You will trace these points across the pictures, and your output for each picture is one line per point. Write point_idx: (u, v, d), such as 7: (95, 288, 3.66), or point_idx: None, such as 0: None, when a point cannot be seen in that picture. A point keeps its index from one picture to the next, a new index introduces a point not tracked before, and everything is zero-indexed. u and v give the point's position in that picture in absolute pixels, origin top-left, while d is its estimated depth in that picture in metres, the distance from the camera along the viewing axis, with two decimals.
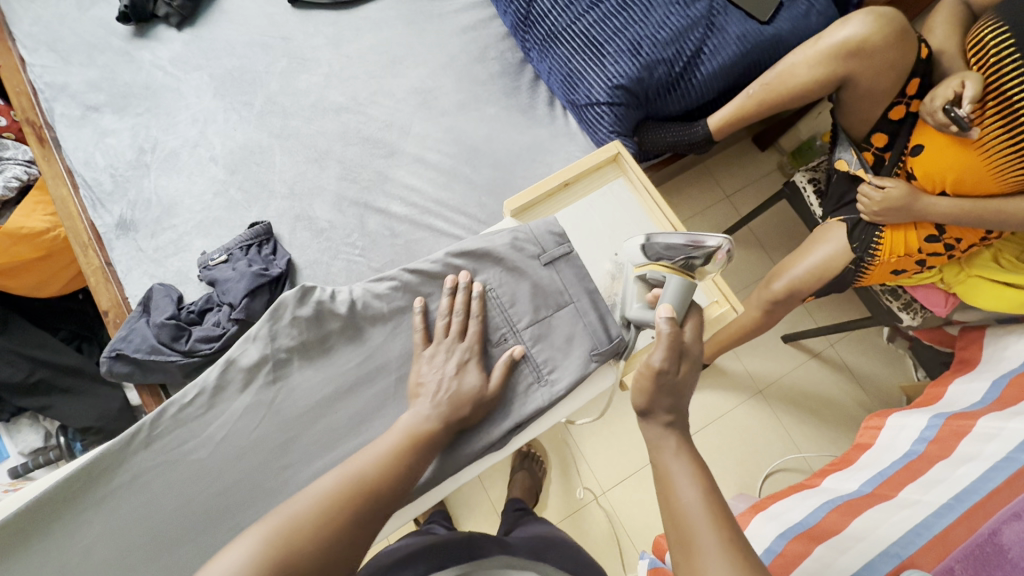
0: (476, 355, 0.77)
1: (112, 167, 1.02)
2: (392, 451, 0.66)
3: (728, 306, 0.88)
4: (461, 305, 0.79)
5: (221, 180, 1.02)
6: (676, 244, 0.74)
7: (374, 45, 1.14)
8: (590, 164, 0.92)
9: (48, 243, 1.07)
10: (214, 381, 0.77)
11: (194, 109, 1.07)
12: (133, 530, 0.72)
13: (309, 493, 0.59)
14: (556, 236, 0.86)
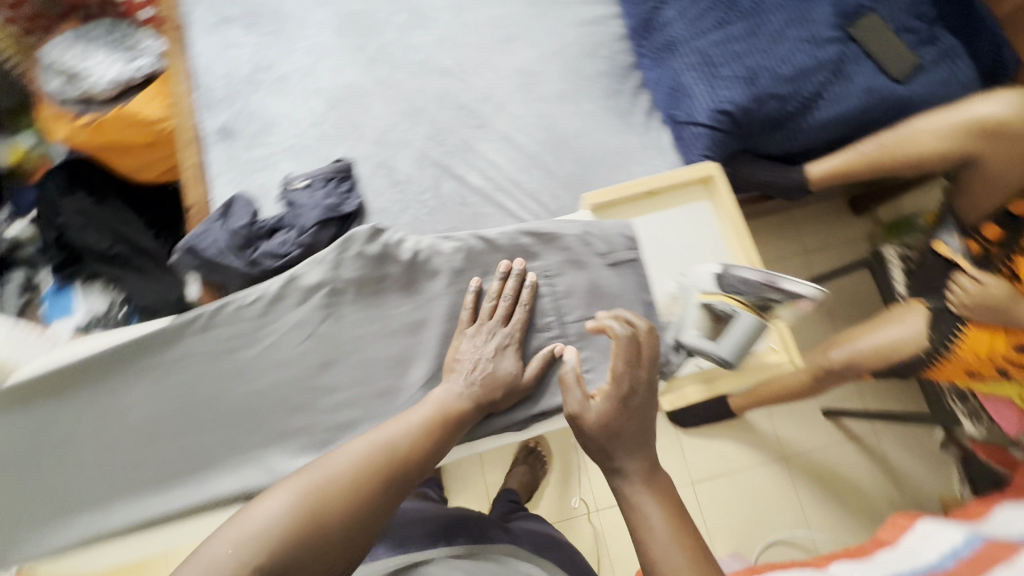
0: (516, 342, 0.78)
1: (228, 77, 1.08)
2: (424, 423, 0.68)
3: (786, 358, 0.84)
4: (514, 292, 0.79)
5: (320, 113, 1.06)
6: (751, 280, 0.78)
7: (492, 18, 1.15)
8: (682, 178, 0.91)
9: (155, 134, 1.14)
10: (275, 290, 0.81)
11: (313, 40, 1.12)
12: (169, 406, 0.78)
13: (341, 457, 0.62)
14: (627, 240, 0.85)
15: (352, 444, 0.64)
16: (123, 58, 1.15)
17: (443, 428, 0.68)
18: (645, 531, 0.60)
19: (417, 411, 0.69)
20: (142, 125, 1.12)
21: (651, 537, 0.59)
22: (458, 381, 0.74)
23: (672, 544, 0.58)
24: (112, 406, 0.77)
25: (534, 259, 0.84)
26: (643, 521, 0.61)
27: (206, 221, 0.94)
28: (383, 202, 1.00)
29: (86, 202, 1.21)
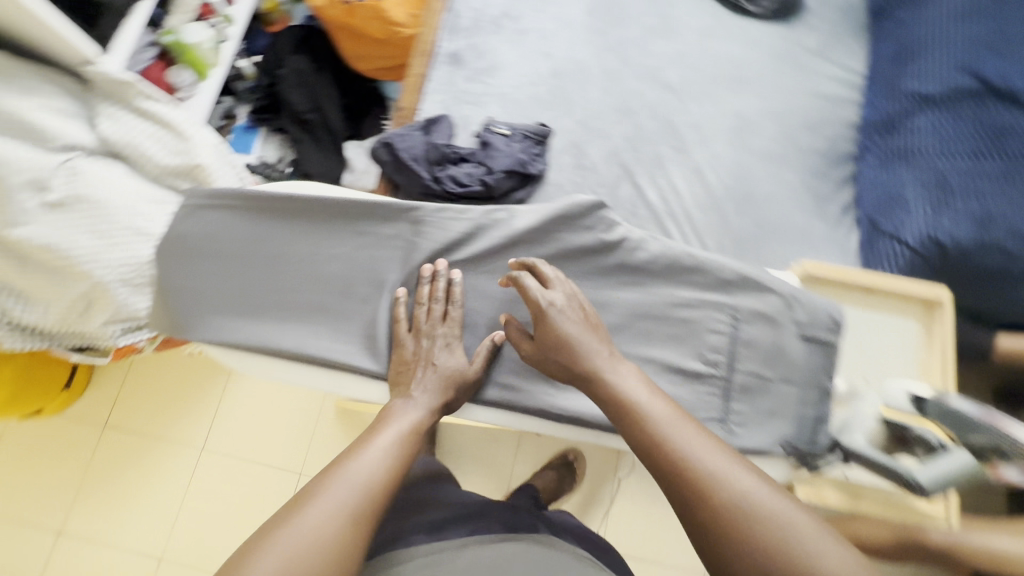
0: (457, 338, 0.78)
1: (479, 10, 1.12)
2: (390, 442, 0.65)
3: (942, 513, 0.87)
4: (440, 299, 0.79)
5: (543, 76, 1.09)
6: (969, 413, 0.78)
7: (733, 58, 1.14)
8: (909, 296, 0.95)
9: (391, 34, 1.24)
10: (485, 217, 0.82)
11: (564, 9, 1.14)
12: (343, 270, 0.83)
13: (333, 496, 0.57)
14: (833, 324, 0.79)
15: (331, 478, 0.59)
16: None
17: (408, 449, 0.65)
18: (649, 432, 0.59)
19: (382, 438, 0.65)
20: (384, 22, 1.23)
21: (658, 431, 0.59)
22: (417, 406, 0.70)
23: (679, 432, 0.58)
24: (310, 251, 0.84)
25: (723, 296, 0.78)
26: (644, 416, 0.60)
27: (407, 127, 1.01)
28: (564, 178, 1.02)
29: (304, 65, 1.32)
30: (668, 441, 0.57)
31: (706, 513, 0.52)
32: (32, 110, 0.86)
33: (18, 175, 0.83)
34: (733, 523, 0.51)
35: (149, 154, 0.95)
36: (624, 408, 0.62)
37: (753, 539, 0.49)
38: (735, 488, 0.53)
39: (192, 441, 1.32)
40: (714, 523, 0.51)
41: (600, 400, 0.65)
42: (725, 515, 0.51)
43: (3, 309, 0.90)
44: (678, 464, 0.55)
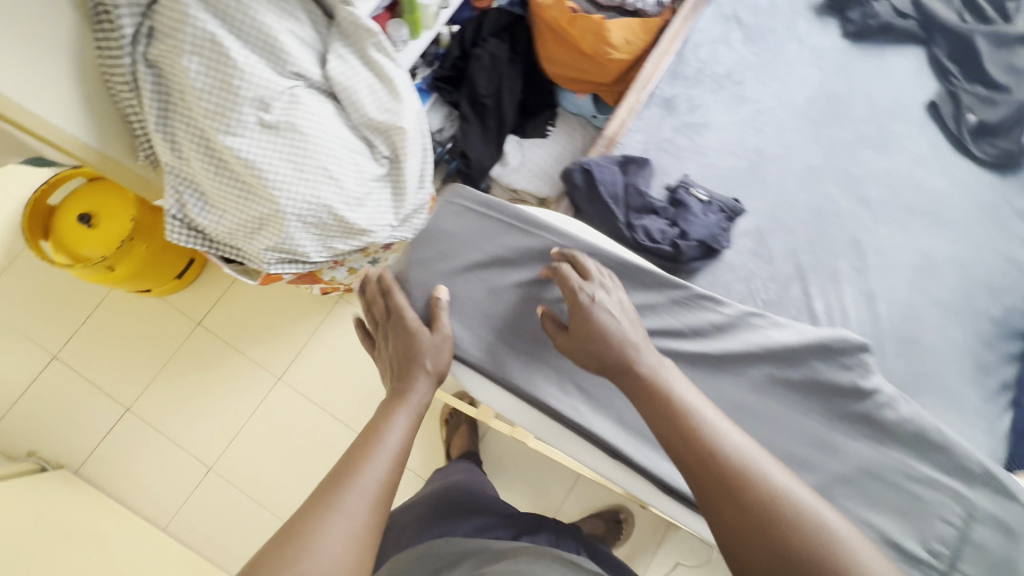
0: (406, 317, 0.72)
1: (704, 65, 1.09)
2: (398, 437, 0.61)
3: None
4: (389, 301, 0.73)
5: (748, 151, 1.05)
6: None
7: (940, 197, 1.07)
8: None
9: (600, 52, 1.22)
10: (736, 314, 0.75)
11: (789, 90, 1.09)
12: None
13: (348, 511, 0.52)
14: None
15: (338, 492, 0.53)
16: None
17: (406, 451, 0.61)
18: (677, 420, 0.58)
19: (382, 441, 0.59)
20: (601, 41, 1.21)
21: (690, 416, 0.57)
22: (411, 402, 0.65)
23: (708, 420, 0.57)
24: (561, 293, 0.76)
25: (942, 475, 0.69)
26: (671, 401, 0.59)
27: (605, 157, 0.99)
28: (737, 261, 1.00)
29: (501, 53, 1.31)
30: (699, 432, 0.56)
31: (745, 514, 0.51)
32: (281, 30, 0.85)
33: (251, 90, 0.84)
34: (776, 524, 0.50)
35: (361, 104, 0.95)
36: (650, 391, 0.61)
37: (795, 539, 0.49)
38: (773, 488, 0.52)
39: (273, 366, 1.34)
40: (755, 525, 0.50)
41: (626, 375, 0.63)
42: (764, 516, 0.50)
43: (185, 204, 0.92)
44: (712, 456, 0.54)
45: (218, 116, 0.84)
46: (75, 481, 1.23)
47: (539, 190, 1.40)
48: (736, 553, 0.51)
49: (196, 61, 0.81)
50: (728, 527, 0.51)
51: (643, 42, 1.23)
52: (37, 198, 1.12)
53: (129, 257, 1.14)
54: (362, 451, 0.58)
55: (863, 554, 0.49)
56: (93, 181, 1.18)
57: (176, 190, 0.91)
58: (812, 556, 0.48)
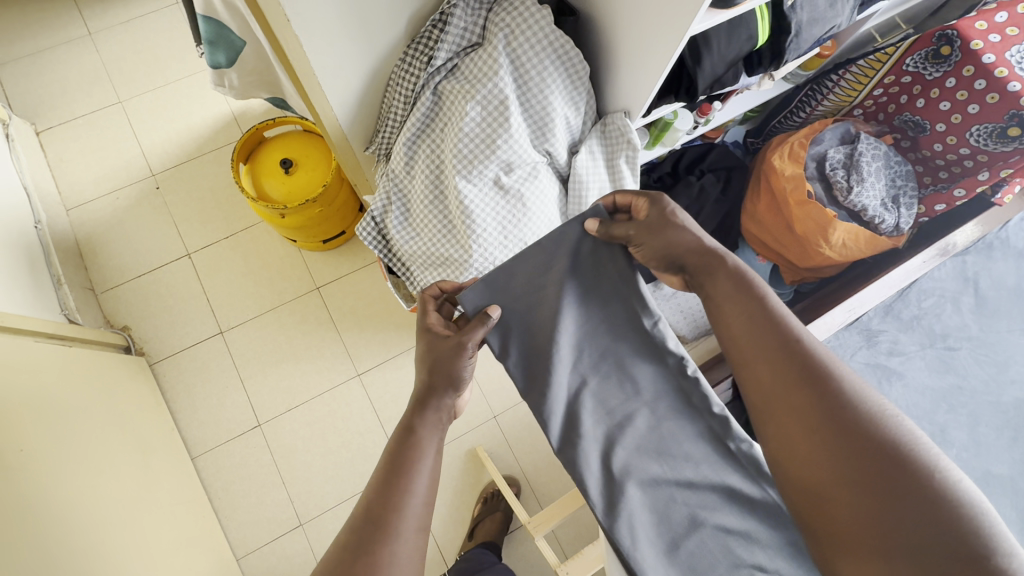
0: (473, 362, 0.63)
1: (921, 316, 1.02)
2: (422, 486, 0.53)
3: None
4: (466, 356, 0.62)
5: (930, 424, 0.97)
6: None
7: None
8: None
9: (813, 240, 1.16)
10: None
11: (999, 384, 0.99)
12: None
13: None
14: None
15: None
16: (884, 201, 1.12)
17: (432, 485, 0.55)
18: (748, 316, 0.57)
19: (405, 493, 0.52)
20: (819, 233, 1.14)
21: (765, 319, 0.56)
22: (431, 428, 0.59)
23: (784, 319, 0.55)
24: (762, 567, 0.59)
25: None
26: (745, 302, 0.58)
27: None
28: None
29: (710, 191, 1.28)
30: (768, 326, 0.55)
31: (800, 407, 0.50)
32: (559, 112, 0.86)
33: (506, 153, 0.85)
34: (837, 419, 0.48)
35: (585, 200, 0.94)
36: (726, 290, 0.59)
37: (859, 436, 0.46)
38: (845, 392, 0.49)
39: (358, 361, 1.34)
40: (814, 427, 0.49)
41: (702, 273, 0.62)
42: (824, 416, 0.48)
43: (390, 211, 0.95)
44: (779, 353, 0.53)
45: (466, 160, 0.86)
46: (145, 372, 1.27)
47: (678, 326, 1.35)
48: (785, 446, 0.51)
49: (477, 109, 0.82)
50: (780, 424, 0.51)
51: (860, 251, 1.15)
52: (258, 128, 1.20)
53: (300, 213, 1.17)
54: (386, 492, 0.52)
55: (949, 468, 0.44)
56: (306, 132, 1.24)
57: (388, 195, 0.94)
58: (874, 460, 0.45)
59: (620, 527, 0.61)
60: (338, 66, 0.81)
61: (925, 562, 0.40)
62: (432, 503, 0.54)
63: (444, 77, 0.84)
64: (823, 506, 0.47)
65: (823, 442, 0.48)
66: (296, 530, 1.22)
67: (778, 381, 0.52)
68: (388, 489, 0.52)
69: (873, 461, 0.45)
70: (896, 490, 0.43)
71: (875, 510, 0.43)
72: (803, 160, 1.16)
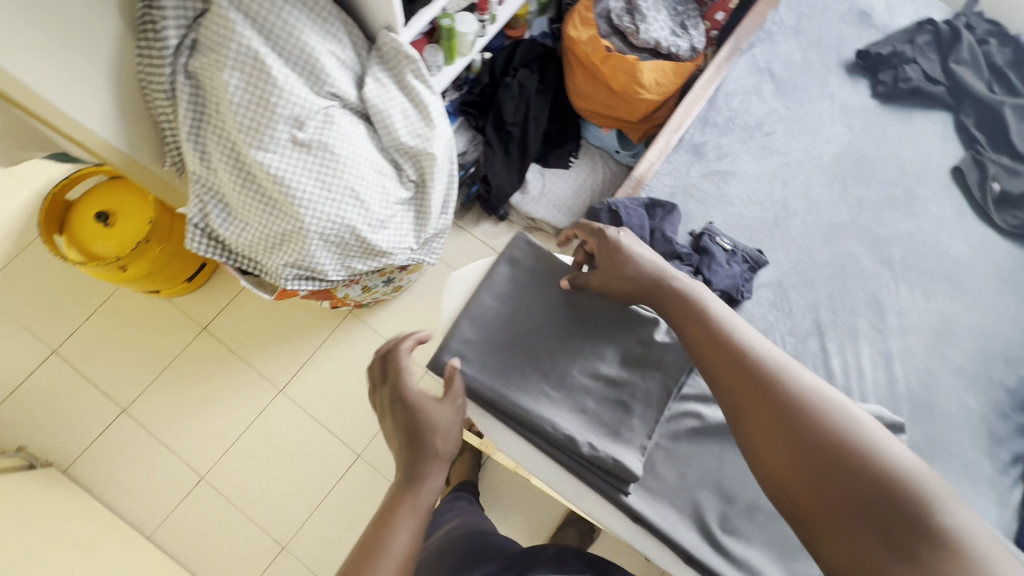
0: (449, 428, 0.62)
1: (735, 115, 1.11)
2: (407, 540, 0.53)
3: None
4: (436, 425, 0.61)
5: (775, 202, 1.06)
6: None
7: (954, 258, 1.08)
8: None
9: (630, 90, 1.21)
10: None
11: (818, 145, 1.11)
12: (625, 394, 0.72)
13: None
14: None
15: None
16: (674, 29, 1.21)
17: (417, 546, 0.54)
18: (715, 347, 0.60)
19: (393, 539, 0.53)
20: (632, 80, 1.20)
21: (707, 321, 0.62)
22: (416, 485, 0.57)
23: (758, 351, 0.58)
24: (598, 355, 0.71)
25: None
26: (665, 290, 0.66)
27: (631, 198, 1.00)
28: (758, 312, 1.00)
29: (530, 83, 1.32)
30: (741, 355, 0.57)
31: (787, 421, 0.52)
32: (323, 51, 0.87)
33: (287, 108, 0.85)
34: (728, 354, 0.58)
35: (393, 127, 0.95)
36: (678, 310, 0.64)
37: (855, 451, 0.48)
38: (733, 335, 0.60)
39: (275, 378, 1.31)
40: (716, 359, 0.59)
41: (651, 290, 0.66)
42: (721, 349, 0.59)
43: (208, 214, 0.92)
44: (687, 308, 0.64)
45: (253, 131, 0.85)
46: (60, 479, 1.20)
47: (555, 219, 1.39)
48: (781, 467, 0.51)
49: (237, 76, 0.83)
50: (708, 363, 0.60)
51: (674, 85, 1.23)
52: (57, 193, 1.11)
53: (141, 259, 1.11)
54: None
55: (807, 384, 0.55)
56: (113, 179, 1.17)
57: (201, 199, 0.91)
58: (751, 381, 0.56)
59: (486, 379, 0.68)
60: (77, 88, 0.77)
61: (792, 450, 0.51)
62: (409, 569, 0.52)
63: (191, 57, 0.84)
64: (816, 523, 0.49)
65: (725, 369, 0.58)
66: (282, 554, 1.22)
67: (687, 319, 0.63)
68: (375, 529, 0.54)
69: (750, 385, 0.56)
70: (776, 428, 0.52)
71: (758, 419, 0.54)
72: (593, 20, 1.22)
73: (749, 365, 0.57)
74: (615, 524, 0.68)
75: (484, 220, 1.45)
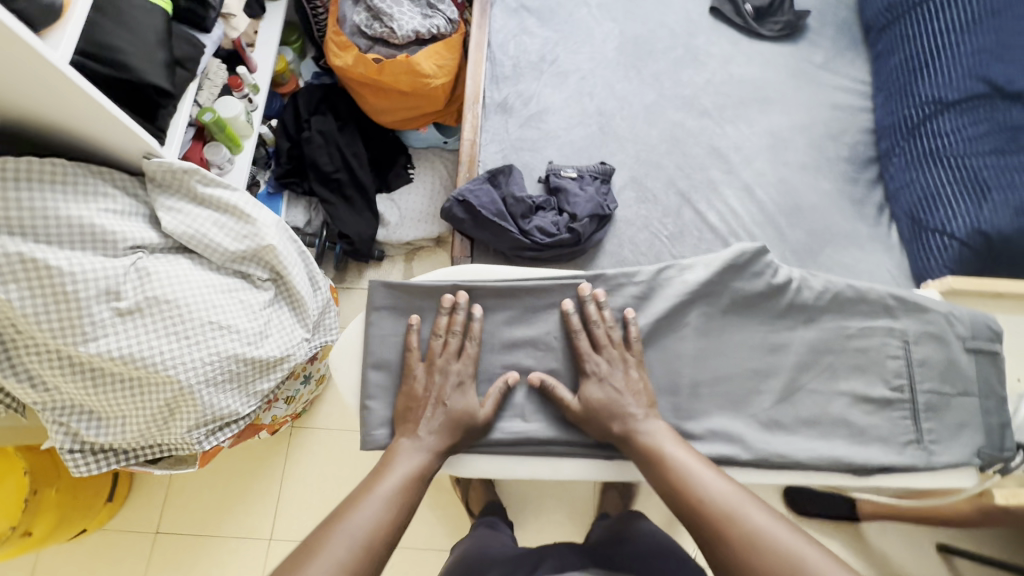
0: (470, 410, 0.73)
1: (518, 59, 1.14)
2: (388, 498, 0.65)
3: None
4: (444, 416, 0.72)
5: (591, 115, 1.12)
6: None
7: (754, 81, 1.20)
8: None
9: (422, 86, 1.22)
10: (649, 279, 0.79)
11: (598, 49, 1.17)
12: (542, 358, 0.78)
13: (334, 555, 0.58)
14: (993, 333, 0.77)
15: (330, 536, 0.60)
16: (424, 13, 1.21)
17: (396, 518, 0.64)
18: (690, 505, 0.63)
19: (378, 494, 0.65)
20: (414, 76, 1.20)
21: (662, 466, 0.67)
22: (407, 458, 0.69)
23: (710, 494, 0.63)
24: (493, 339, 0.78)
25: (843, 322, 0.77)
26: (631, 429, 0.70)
27: (473, 180, 1.01)
28: (630, 213, 1.06)
29: (328, 127, 1.29)
30: (697, 499, 0.63)
31: (740, 559, 0.58)
32: (95, 214, 0.80)
33: (90, 287, 0.77)
34: (688, 499, 0.63)
35: (215, 242, 0.89)
36: (636, 452, 0.69)
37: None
38: (688, 478, 0.65)
39: (259, 531, 1.22)
40: (682, 500, 0.64)
41: (625, 420, 0.71)
42: (679, 493, 0.64)
43: (76, 431, 0.83)
44: (644, 451, 0.69)
45: (66, 330, 0.77)
46: None
47: (426, 230, 1.38)
48: None
49: (14, 289, 0.74)
50: (673, 502, 0.65)
51: (454, 59, 1.24)
52: None
53: (43, 511, 0.99)
54: (353, 551, 0.59)
55: (755, 520, 0.59)
56: None
57: (59, 422, 0.82)
58: (708, 523, 0.61)
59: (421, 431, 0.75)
60: None
61: None
62: (381, 524, 0.62)
63: None
64: None
65: (688, 512, 0.63)
66: None
67: (649, 459, 0.68)
68: (366, 483, 0.66)
69: (708, 525, 0.61)
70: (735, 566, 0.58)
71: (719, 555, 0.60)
72: (348, 41, 1.19)
73: (711, 512, 0.61)
74: (600, 471, 0.75)
75: (366, 268, 1.41)
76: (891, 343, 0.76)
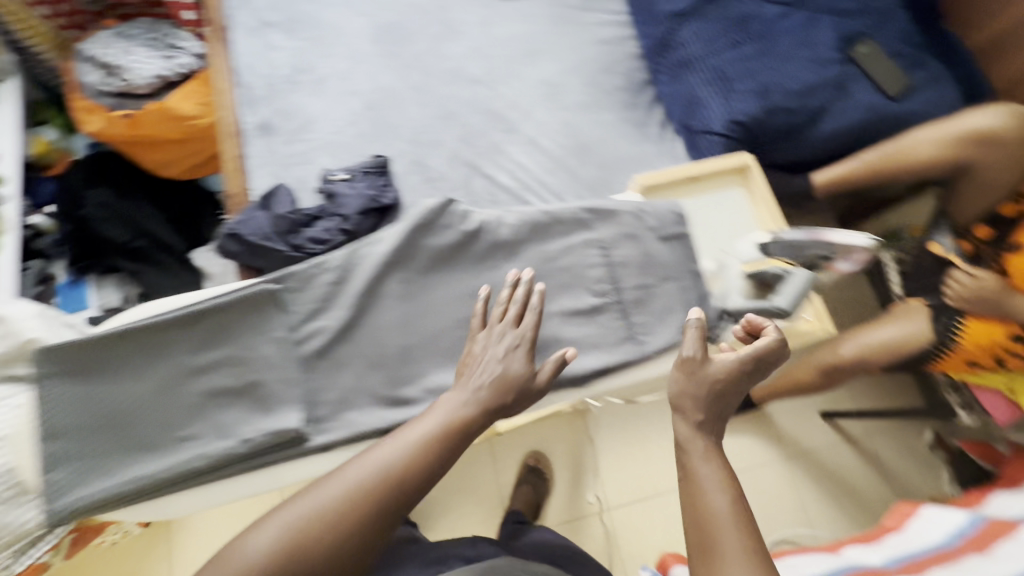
0: (522, 349, 0.74)
1: (270, 77, 1.11)
2: (373, 471, 0.63)
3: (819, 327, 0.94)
4: (495, 378, 0.71)
5: (358, 113, 1.10)
6: (798, 241, 0.90)
7: (516, 36, 1.22)
8: (718, 167, 1.03)
9: (190, 128, 1.16)
10: (384, 255, 0.84)
11: (352, 46, 1.16)
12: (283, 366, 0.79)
13: (300, 517, 0.60)
14: (676, 217, 0.93)
15: (308, 498, 0.61)
16: (165, 54, 1.17)
17: (376, 492, 0.62)
18: (688, 499, 0.61)
19: (368, 461, 0.64)
20: (177, 121, 1.15)
21: (689, 463, 0.62)
22: (406, 436, 0.66)
23: (710, 501, 0.59)
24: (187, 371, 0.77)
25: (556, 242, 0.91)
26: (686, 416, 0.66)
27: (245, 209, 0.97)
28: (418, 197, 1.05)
29: (109, 197, 1.21)
30: (695, 500, 0.60)
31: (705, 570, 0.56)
32: None
33: None
34: (691, 499, 0.60)
35: None
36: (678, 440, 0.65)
37: None
38: (700, 479, 0.61)
39: None
40: (688, 493, 0.61)
41: (687, 400, 0.66)
42: (689, 493, 0.61)
43: None
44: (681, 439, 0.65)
45: None
46: None
47: None
48: None
49: None
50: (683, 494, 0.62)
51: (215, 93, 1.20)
52: None
53: None
54: (317, 523, 0.59)
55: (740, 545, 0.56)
56: None
57: None
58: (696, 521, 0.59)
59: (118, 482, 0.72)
60: None
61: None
62: (348, 499, 0.61)
63: None
64: None
65: (687, 513, 0.60)
66: None
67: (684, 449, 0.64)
68: (366, 448, 0.66)
69: (693, 525, 0.59)
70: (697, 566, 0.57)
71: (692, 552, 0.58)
72: (93, 104, 1.13)
73: (710, 519, 0.58)
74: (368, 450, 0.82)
75: None
76: (587, 254, 0.89)
